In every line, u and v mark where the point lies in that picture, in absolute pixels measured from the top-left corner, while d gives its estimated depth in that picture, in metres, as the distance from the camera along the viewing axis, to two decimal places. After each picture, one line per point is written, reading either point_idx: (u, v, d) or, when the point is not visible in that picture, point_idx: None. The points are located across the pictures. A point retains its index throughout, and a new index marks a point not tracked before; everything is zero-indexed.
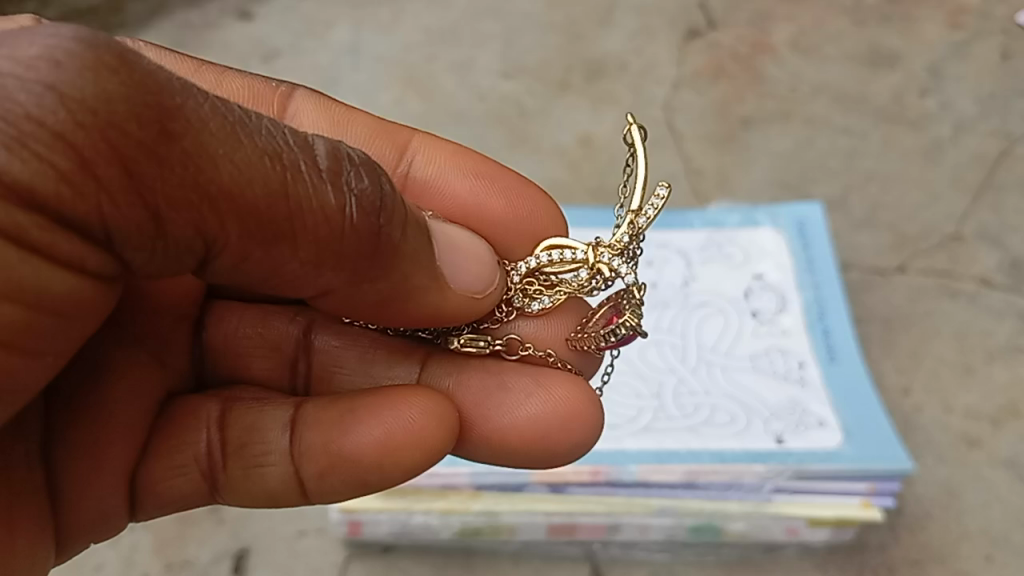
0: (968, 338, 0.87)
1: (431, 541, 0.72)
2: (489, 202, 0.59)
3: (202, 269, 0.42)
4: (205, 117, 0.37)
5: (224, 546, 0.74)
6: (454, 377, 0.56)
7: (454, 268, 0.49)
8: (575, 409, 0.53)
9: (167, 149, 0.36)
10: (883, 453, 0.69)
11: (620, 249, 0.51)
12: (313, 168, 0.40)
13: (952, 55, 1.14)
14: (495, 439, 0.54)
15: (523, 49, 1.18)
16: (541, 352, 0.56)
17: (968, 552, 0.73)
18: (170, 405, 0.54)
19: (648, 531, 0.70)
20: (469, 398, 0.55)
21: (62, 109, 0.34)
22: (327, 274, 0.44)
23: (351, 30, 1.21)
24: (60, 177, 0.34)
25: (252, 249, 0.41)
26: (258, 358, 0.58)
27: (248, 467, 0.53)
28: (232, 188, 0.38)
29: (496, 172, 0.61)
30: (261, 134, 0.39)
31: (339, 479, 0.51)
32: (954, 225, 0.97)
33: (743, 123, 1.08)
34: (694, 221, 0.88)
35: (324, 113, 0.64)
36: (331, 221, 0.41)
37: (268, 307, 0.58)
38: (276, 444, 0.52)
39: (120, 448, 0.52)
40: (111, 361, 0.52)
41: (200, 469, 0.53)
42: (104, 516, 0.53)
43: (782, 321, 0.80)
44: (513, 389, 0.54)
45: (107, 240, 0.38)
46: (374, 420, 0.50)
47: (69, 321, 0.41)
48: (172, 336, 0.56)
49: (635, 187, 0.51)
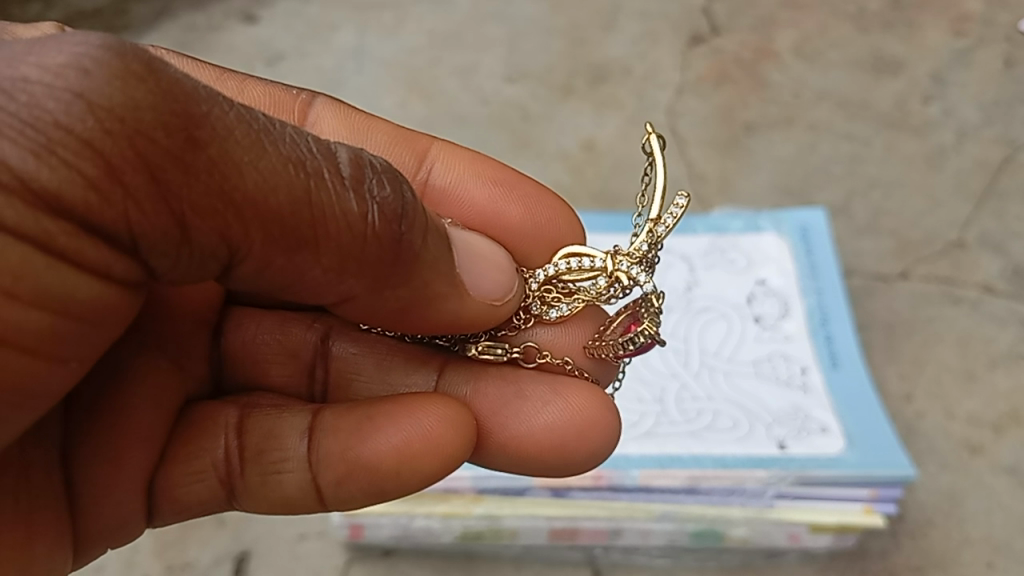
0: (970, 344, 0.87)
1: (432, 545, 0.72)
2: (508, 210, 0.59)
3: (225, 276, 0.42)
4: (230, 126, 0.37)
5: (225, 548, 0.74)
6: (471, 384, 0.56)
7: (473, 276, 0.49)
8: (592, 417, 0.53)
9: (193, 157, 0.36)
10: (888, 460, 0.69)
11: (639, 257, 0.52)
12: (336, 177, 0.40)
13: (955, 63, 1.14)
14: (512, 447, 0.54)
15: (526, 53, 1.18)
16: (557, 360, 0.56)
17: (970, 558, 0.73)
18: (189, 411, 0.55)
19: (650, 536, 0.70)
20: (485, 405, 0.55)
21: (90, 117, 0.34)
22: (349, 281, 0.44)
23: (355, 34, 1.21)
24: (87, 184, 0.35)
25: (276, 256, 0.41)
26: (275, 365, 0.58)
27: (266, 474, 0.53)
28: (256, 195, 0.38)
29: (514, 181, 0.61)
30: (285, 142, 0.39)
31: (357, 486, 0.51)
32: (956, 232, 0.97)
33: (746, 128, 1.09)
34: (697, 227, 0.88)
35: (344, 120, 0.64)
36: (353, 230, 0.41)
37: (287, 313, 0.58)
38: (293, 451, 0.52)
39: (139, 453, 0.51)
40: (131, 366, 0.52)
41: (218, 477, 0.53)
42: (123, 522, 0.53)
43: (786, 327, 0.80)
44: (529, 396, 0.54)
45: (133, 247, 0.38)
46: (392, 428, 0.50)
47: (94, 329, 0.41)
48: (190, 342, 0.56)
49: (654, 196, 0.51)
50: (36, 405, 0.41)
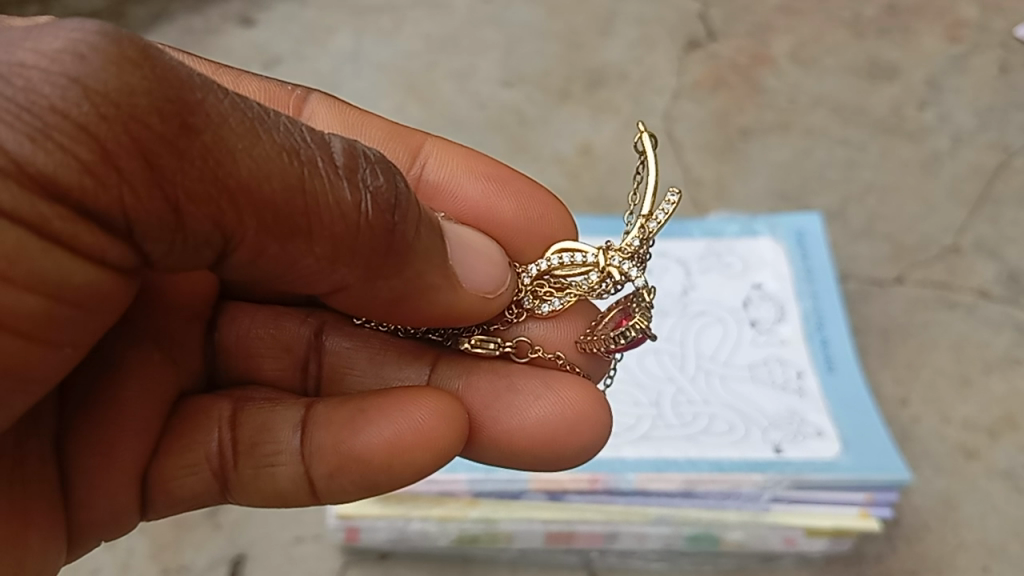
0: (965, 349, 0.87)
1: (428, 549, 0.72)
2: (502, 205, 0.59)
3: (219, 264, 0.42)
4: (225, 113, 0.37)
5: (221, 552, 0.74)
6: (464, 378, 0.56)
7: (465, 267, 0.49)
8: (584, 410, 0.53)
9: (187, 143, 0.36)
10: (883, 463, 0.69)
11: (631, 252, 0.52)
12: (330, 165, 0.40)
13: (950, 69, 1.15)
14: (503, 442, 0.54)
15: (523, 57, 1.19)
16: (550, 354, 0.56)
17: (965, 562, 0.73)
18: (182, 404, 0.55)
19: (646, 540, 0.70)
20: (478, 399, 0.55)
21: (86, 102, 0.34)
22: (342, 270, 0.44)
23: (353, 38, 1.22)
24: (83, 169, 0.35)
25: (269, 244, 0.41)
26: (268, 359, 0.58)
27: (259, 467, 0.53)
28: (250, 182, 0.38)
29: (508, 177, 0.61)
30: (279, 130, 0.39)
31: (349, 478, 0.51)
32: (951, 237, 0.97)
33: (742, 133, 1.09)
34: (694, 230, 0.89)
35: (340, 117, 0.64)
36: (347, 218, 0.41)
37: (281, 308, 0.59)
38: (286, 444, 0.52)
39: (131, 444, 0.51)
40: (124, 360, 0.51)
41: (211, 469, 0.53)
42: (116, 514, 0.53)
43: (781, 331, 0.80)
44: (522, 390, 0.55)
45: (128, 233, 0.38)
46: (384, 420, 0.50)
47: (88, 315, 0.41)
48: (184, 335, 0.56)
49: (646, 193, 0.51)
50: (31, 389, 0.41)
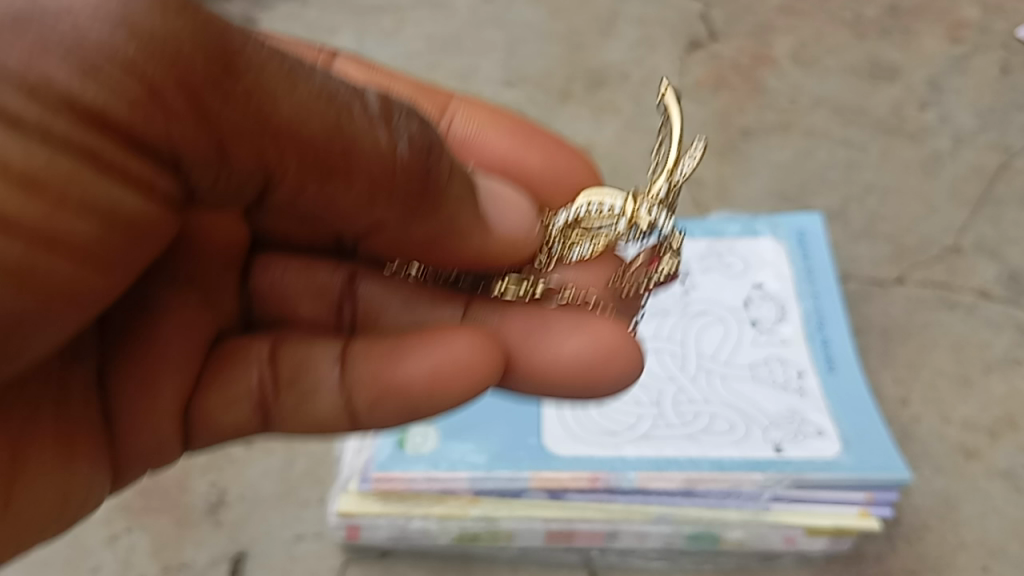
0: (965, 349, 0.87)
1: (430, 547, 0.72)
2: (527, 156, 0.58)
3: (261, 198, 0.42)
4: (266, 58, 0.36)
5: (222, 550, 0.74)
6: (499, 313, 0.52)
7: (497, 215, 0.48)
8: (616, 341, 0.51)
9: (230, 85, 0.35)
10: (884, 462, 0.69)
11: (660, 199, 0.50)
12: (366, 111, 0.39)
13: (951, 70, 1.15)
14: (540, 374, 0.51)
15: (524, 58, 1.19)
16: (577, 302, 0.53)
17: (966, 562, 0.73)
18: (218, 344, 0.53)
19: (647, 539, 0.71)
20: (513, 333, 0.51)
21: (129, 43, 0.32)
22: (380, 208, 0.43)
23: (355, 37, 1.22)
24: (130, 103, 0.33)
25: (310, 180, 0.40)
26: (304, 301, 0.55)
27: (300, 402, 0.52)
28: (289, 122, 0.37)
29: (531, 132, 0.59)
30: (317, 75, 0.38)
31: (392, 406, 0.50)
32: (952, 238, 0.97)
33: (743, 134, 1.09)
34: (694, 231, 0.89)
35: (366, 73, 0.63)
36: (383, 161, 0.40)
37: (313, 254, 0.55)
38: (324, 382, 0.51)
39: (171, 382, 0.50)
40: (161, 302, 0.50)
41: (251, 404, 0.52)
42: (159, 448, 0.52)
43: (781, 331, 0.81)
44: (556, 324, 0.51)
45: (175, 163, 0.37)
46: (433, 346, 0.48)
47: (138, 248, 0.40)
48: (220, 279, 0.54)
49: (672, 144, 0.50)
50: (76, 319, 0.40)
